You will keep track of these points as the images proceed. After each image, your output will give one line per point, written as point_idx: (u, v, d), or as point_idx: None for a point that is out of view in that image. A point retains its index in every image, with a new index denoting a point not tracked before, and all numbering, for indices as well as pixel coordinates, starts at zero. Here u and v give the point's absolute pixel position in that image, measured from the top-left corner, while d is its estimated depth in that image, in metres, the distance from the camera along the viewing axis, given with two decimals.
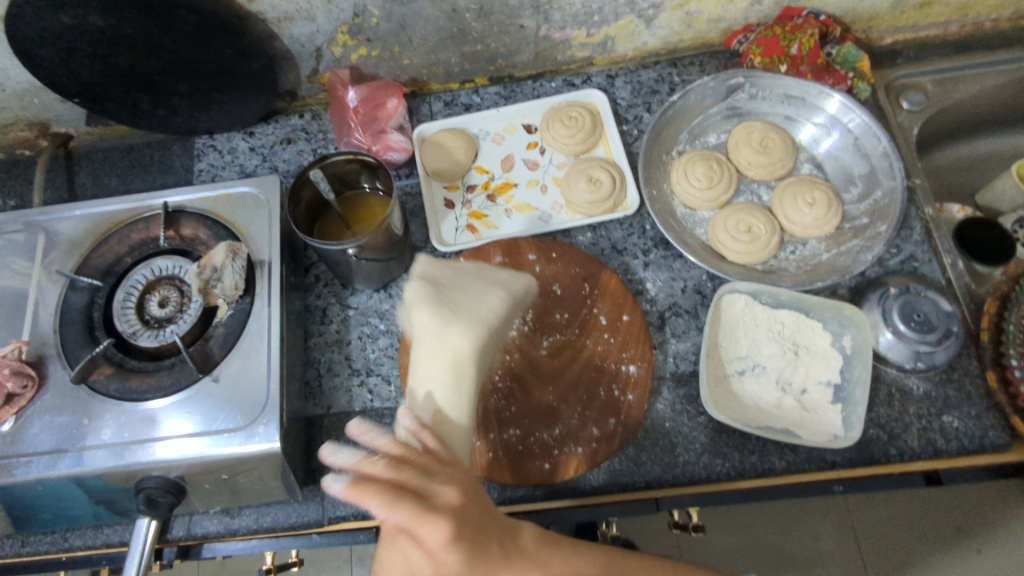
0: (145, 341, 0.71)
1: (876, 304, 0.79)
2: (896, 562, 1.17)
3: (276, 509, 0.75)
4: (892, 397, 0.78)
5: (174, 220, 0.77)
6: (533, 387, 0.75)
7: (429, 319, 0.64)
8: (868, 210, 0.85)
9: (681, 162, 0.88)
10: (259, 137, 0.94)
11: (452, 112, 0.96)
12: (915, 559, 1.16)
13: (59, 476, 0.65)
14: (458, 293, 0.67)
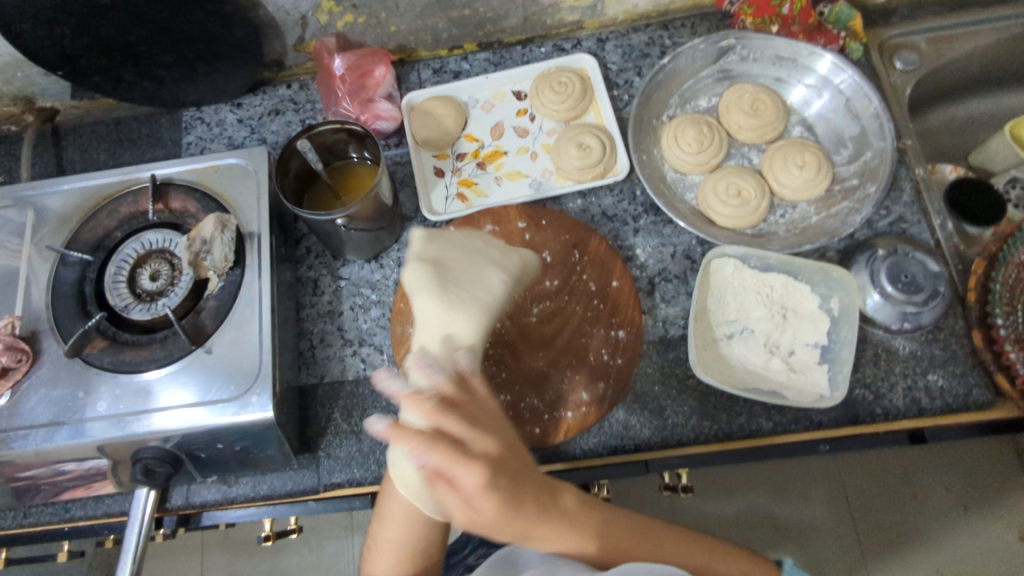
0: (137, 314, 0.72)
1: (864, 266, 0.80)
2: (885, 521, 1.20)
3: (272, 478, 0.77)
4: (879, 357, 0.80)
5: (162, 193, 0.77)
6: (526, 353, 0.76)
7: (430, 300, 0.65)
8: (858, 172, 0.84)
9: (671, 127, 0.88)
10: (247, 108, 0.93)
11: (441, 79, 0.95)
12: (905, 517, 1.19)
13: (57, 448, 0.66)
14: (461, 277, 0.68)
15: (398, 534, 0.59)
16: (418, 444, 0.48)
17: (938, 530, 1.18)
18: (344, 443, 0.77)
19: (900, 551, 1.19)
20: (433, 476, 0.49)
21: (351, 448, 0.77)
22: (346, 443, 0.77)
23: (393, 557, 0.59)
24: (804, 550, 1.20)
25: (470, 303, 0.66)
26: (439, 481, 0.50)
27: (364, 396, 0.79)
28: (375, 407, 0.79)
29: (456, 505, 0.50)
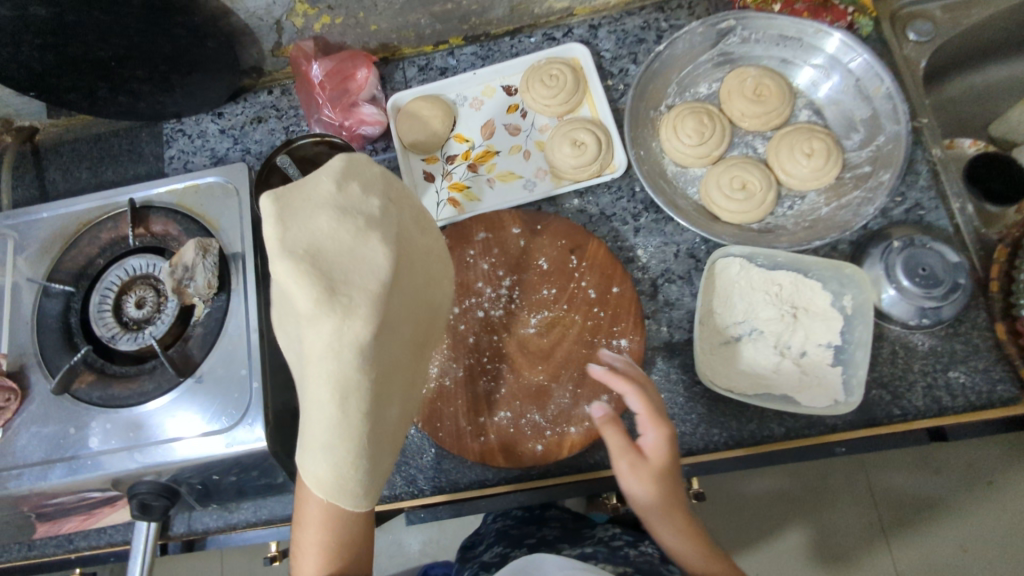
0: (124, 345, 0.70)
1: (878, 259, 0.76)
2: (905, 496, 1.18)
3: (274, 501, 0.77)
4: (896, 355, 0.76)
5: (142, 217, 0.74)
6: (496, 353, 0.75)
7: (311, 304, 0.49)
8: (870, 157, 0.80)
9: (670, 118, 0.83)
10: (228, 118, 0.90)
11: (427, 77, 0.91)
12: (926, 494, 1.17)
13: (51, 486, 0.65)
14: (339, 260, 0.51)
15: (323, 535, 0.60)
16: (628, 388, 0.64)
17: (960, 506, 1.15)
18: None
19: (921, 526, 1.16)
20: (605, 420, 0.64)
21: None
22: None
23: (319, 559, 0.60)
24: (820, 527, 1.19)
25: (362, 296, 0.51)
26: (614, 425, 0.64)
27: None
28: None
29: (622, 456, 0.62)
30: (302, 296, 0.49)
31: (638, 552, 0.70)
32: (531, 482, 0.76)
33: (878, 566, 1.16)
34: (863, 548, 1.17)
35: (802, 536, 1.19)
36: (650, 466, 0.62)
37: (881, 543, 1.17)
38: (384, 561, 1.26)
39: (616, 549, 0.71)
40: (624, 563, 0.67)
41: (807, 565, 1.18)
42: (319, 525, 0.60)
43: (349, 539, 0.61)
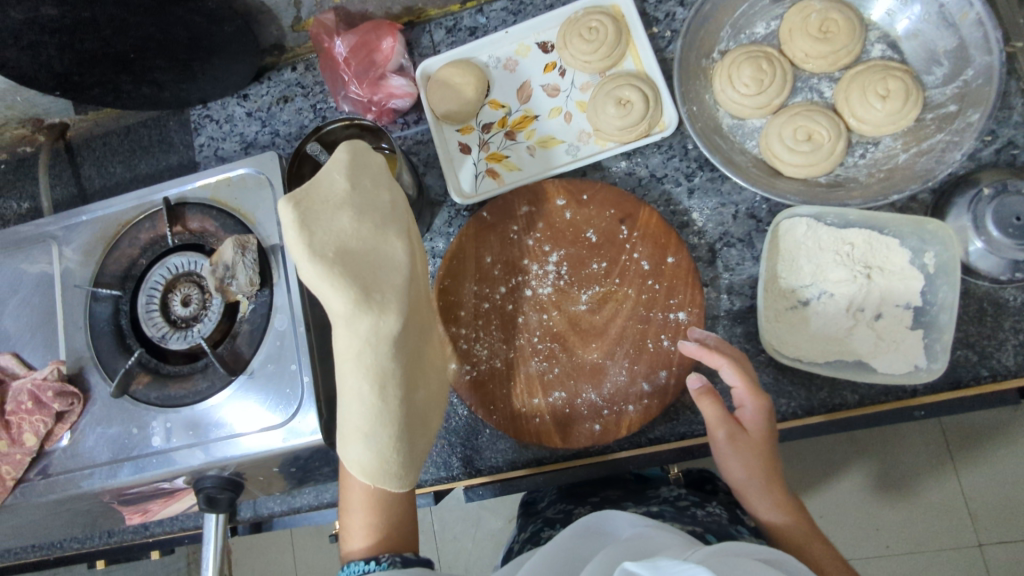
0: (175, 344, 0.69)
1: (965, 209, 0.69)
2: (977, 422, 1.08)
3: (333, 486, 0.77)
4: (984, 312, 0.69)
5: (179, 214, 0.73)
6: (533, 329, 0.72)
7: (343, 304, 0.49)
8: (955, 95, 0.71)
9: (725, 66, 0.75)
10: (254, 99, 0.89)
11: (456, 39, 0.85)
12: (1002, 421, 1.06)
13: (121, 483, 0.67)
14: (365, 256, 0.51)
15: (369, 515, 0.59)
16: (725, 359, 0.62)
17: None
18: None
19: (998, 456, 1.06)
20: (703, 391, 0.62)
21: None
22: None
23: (364, 539, 0.59)
24: (882, 457, 1.10)
25: (393, 293, 0.51)
26: (712, 397, 0.62)
27: None
28: None
29: (717, 423, 0.61)
30: (334, 298, 0.49)
31: (707, 511, 0.64)
32: (590, 459, 0.73)
33: (947, 497, 1.07)
34: (928, 474, 1.08)
35: (864, 471, 1.10)
36: (750, 438, 0.61)
37: (948, 470, 1.08)
38: (444, 520, 1.27)
39: (683, 509, 0.64)
40: (692, 523, 0.61)
41: (870, 502, 1.10)
42: (364, 507, 0.60)
43: (398, 521, 0.60)
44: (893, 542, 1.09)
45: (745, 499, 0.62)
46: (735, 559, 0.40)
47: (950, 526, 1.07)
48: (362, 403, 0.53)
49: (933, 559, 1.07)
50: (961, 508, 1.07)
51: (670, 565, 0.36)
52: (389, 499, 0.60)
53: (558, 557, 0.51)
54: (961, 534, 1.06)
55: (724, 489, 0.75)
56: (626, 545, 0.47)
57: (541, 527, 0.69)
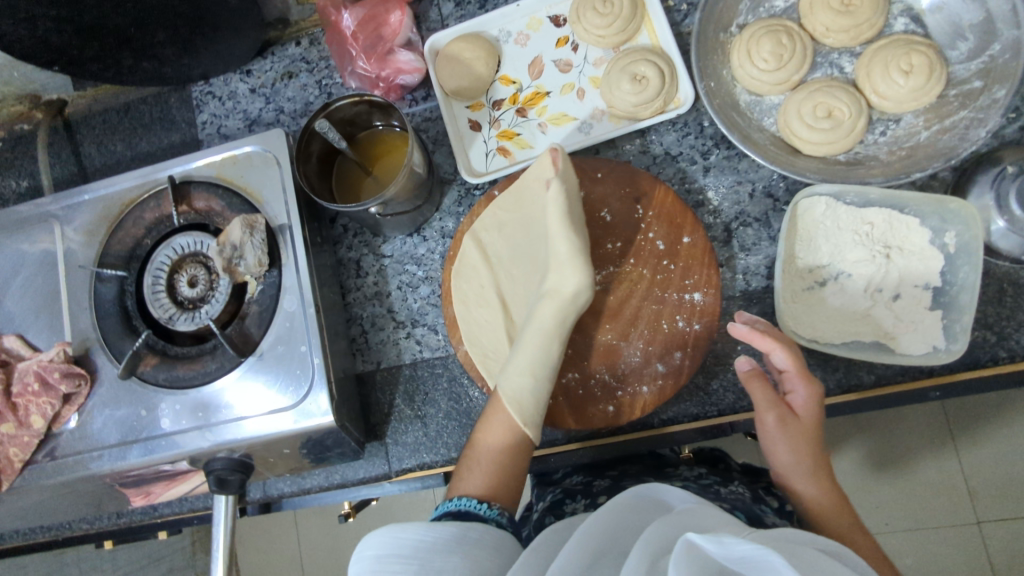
0: (182, 325, 0.68)
1: (988, 187, 0.67)
2: (981, 397, 1.03)
3: (343, 467, 0.75)
4: (1004, 293, 0.68)
5: (184, 193, 0.72)
6: None
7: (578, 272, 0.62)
8: (981, 70, 0.69)
9: (743, 40, 0.73)
10: (257, 75, 0.87)
11: (465, 13, 0.83)
12: (1007, 396, 1.01)
13: (130, 465, 0.66)
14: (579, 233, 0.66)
15: (495, 460, 0.58)
16: (777, 344, 0.60)
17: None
18: (409, 428, 0.73)
19: (1001, 435, 1.02)
20: (750, 373, 0.62)
21: (418, 433, 0.73)
22: (412, 428, 0.73)
23: (485, 479, 0.57)
24: (882, 435, 1.06)
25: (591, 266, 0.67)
26: (761, 378, 0.61)
27: (424, 379, 0.74)
28: (437, 390, 0.73)
29: (768, 407, 0.60)
30: (575, 274, 0.61)
31: (730, 489, 0.63)
32: (603, 441, 0.72)
33: (945, 473, 1.03)
34: (928, 454, 1.04)
35: (864, 444, 1.06)
36: (800, 423, 0.60)
37: (947, 450, 1.03)
38: None
39: (705, 486, 0.64)
40: (714, 500, 0.60)
41: (867, 476, 1.06)
42: (503, 448, 0.59)
43: (510, 478, 0.58)
44: (889, 516, 1.05)
45: (786, 481, 0.60)
46: (795, 544, 0.40)
47: (949, 504, 1.03)
48: (536, 346, 0.61)
49: (930, 536, 1.03)
50: (960, 482, 1.03)
51: (736, 543, 0.36)
52: (518, 451, 0.60)
53: (611, 523, 0.47)
54: (958, 511, 1.02)
55: (736, 469, 0.74)
56: (687, 518, 0.45)
57: (562, 497, 0.66)
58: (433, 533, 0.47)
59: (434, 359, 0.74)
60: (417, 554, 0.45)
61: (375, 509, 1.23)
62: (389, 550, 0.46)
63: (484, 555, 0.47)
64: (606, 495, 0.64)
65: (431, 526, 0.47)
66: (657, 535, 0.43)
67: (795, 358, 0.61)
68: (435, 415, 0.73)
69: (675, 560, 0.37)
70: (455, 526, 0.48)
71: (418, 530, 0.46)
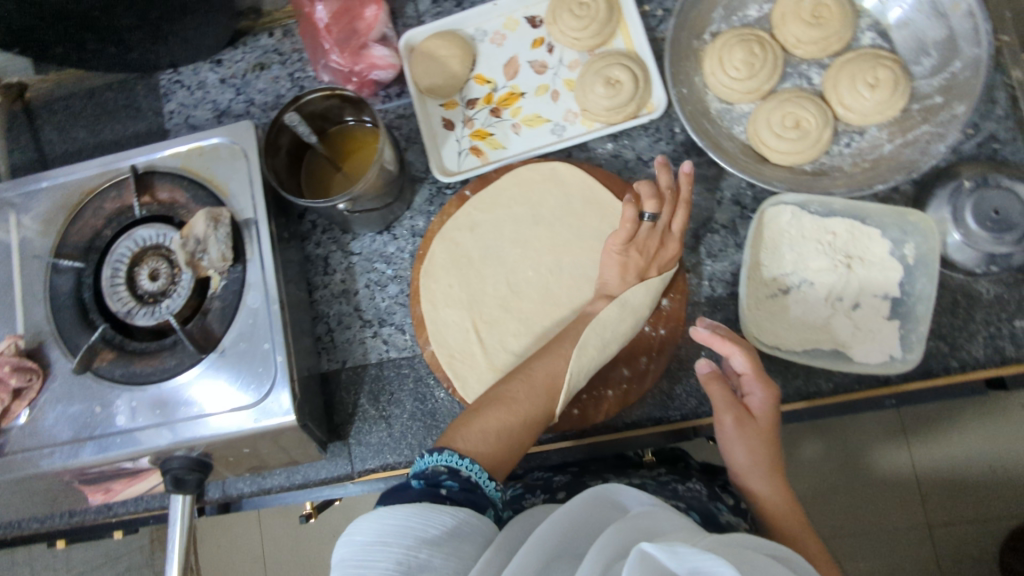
0: (142, 320, 0.66)
1: (946, 201, 0.68)
2: (935, 406, 1.06)
3: (305, 467, 0.74)
4: (958, 304, 0.70)
5: (148, 183, 0.70)
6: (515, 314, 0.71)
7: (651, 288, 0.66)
8: (942, 87, 0.71)
9: (716, 48, 0.74)
10: (228, 65, 0.86)
11: (441, 10, 0.83)
12: (959, 403, 1.04)
13: (83, 463, 0.63)
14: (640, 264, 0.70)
15: (514, 430, 0.56)
16: (737, 348, 0.62)
17: (1001, 427, 1.03)
18: (373, 429, 0.72)
19: (951, 442, 1.05)
20: (709, 376, 0.63)
21: (382, 434, 0.72)
22: (376, 429, 0.72)
23: (493, 444, 0.55)
24: (840, 437, 1.08)
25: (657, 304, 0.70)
26: (720, 381, 0.63)
27: (390, 379, 0.73)
28: (402, 390, 0.73)
29: (725, 409, 0.62)
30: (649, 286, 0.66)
31: (687, 487, 0.64)
32: (567, 443, 0.72)
33: (899, 477, 1.06)
34: (883, 456, 1.07)
35: (823, 447, 1.08)
36: (757, 424, 0.61)
37: (901, 452, 1.06)
38: None
39: (664, 483, 0.65)
40: (673, 498, 0.61)
41: (825, 479, 1.07)
42: (526, 421, 0.57)
43: (513, 453, 0.56)
44: (846, 520, 1.06)
45: (743, 483, 0.61)
46: (746, 552, 0.41)
47: (901, 505, 1.05)
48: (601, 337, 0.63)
49: (884, 539, 1.05)
50: (913, 488, 1.05)
51: (690, 553, 0.37)
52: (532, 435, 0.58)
53: (565, 526, 0.47)
54: (910, 513, 1.05)
55: (695, 466, 0.75)
56: (643, 524, 0.46)
57: (522, 491, 0.67)
58: (425, 519, 0.46)
59: (401, 359, 0.74)
60: (407, 540, 0.44)
61: (339, 507, 1.22)
62: (377, 535, 0.45)
63: (470, 550, 0.46)
64: (565, 490, 0.65)
65: (423, 512, 0.46)
66: (611, 541, 0.43)
67: (753, 361, 0.62)
68: (400, 416, 0.72)
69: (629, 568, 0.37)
70: (447, 516, 0.47)
71: (407, 518, 0.45)
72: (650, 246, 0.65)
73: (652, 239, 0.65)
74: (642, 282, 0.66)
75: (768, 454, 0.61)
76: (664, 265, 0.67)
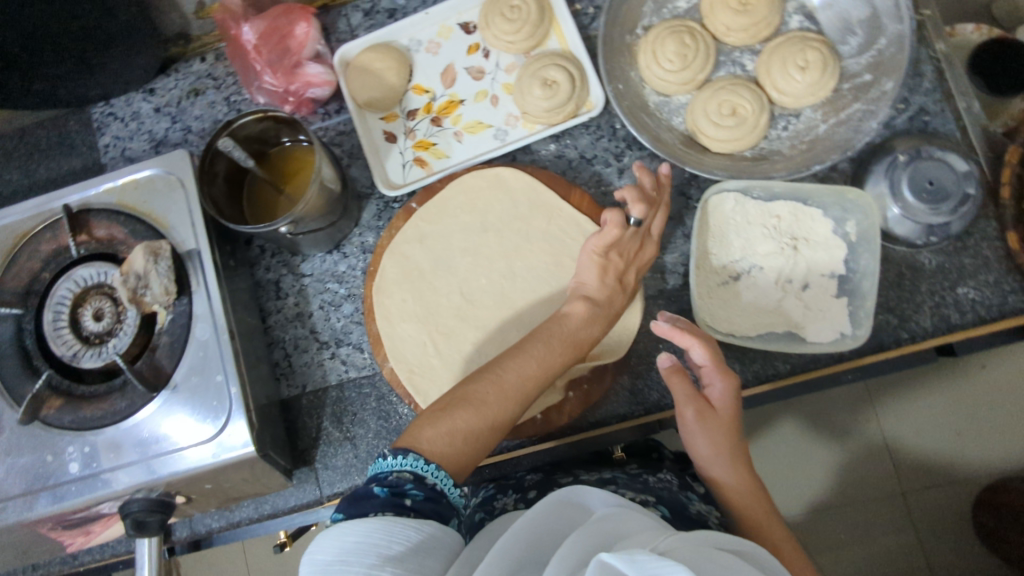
0: (88, 363, 0.64)
1: (883, 177, 0.69)
2: (900, 374, 1.08)
3: (273, 496, 0.73)
4: (902, 276, 0.71)
5: (84, 222, 0.68)
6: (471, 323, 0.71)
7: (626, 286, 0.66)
8: (869, 65, 0.72)
9: (649, 42, 0.75)
10: (161, 94, 0.84)
11: (374, 22, 0.82)
12: (920, 370, 1.07)
13: (39, 516, 0.62)
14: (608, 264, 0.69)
15: (482, 431, 0.54)
16: (695, 341, 0.62)
17: (963, 389, 1.05)
18: (339, 451, 0.71)
19: (918, 407, 1.07)
20: (670, 370, 0.64)
21: (347, 455, 0.71)
22: (341, 451, 0.71)
23: (459, 445, 0.53)
24: (808, 411, 1.10)
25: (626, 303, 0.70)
26: (680, 375, 0.63)
27: (351, 400, 0.73)
28: (365, 410, 0.72)
29: (686, 402, 0.62)
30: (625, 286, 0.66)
31: (658, 478, 0.65)
32: (534, 448, 0.72)
33: (870, 446, 1.08)
34: (852, 427, 1.09)
35: (794, 423, 1.10)
36: (718, 416, 0.62)
37: (869, 421, 1.08)
38: None
39: (635, 476, 0.65)
40: (644, 490, 0.62)
41: (798, 455, 1.09)
42: (495, 421, 0.55)
43: (478, 453, 0.54)
44: (822, 492, 1.08)
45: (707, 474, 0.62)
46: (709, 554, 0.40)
47: (873, 473, 1.07)
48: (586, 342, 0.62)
49: (861, 509, 1.07)
50: (884, 455, 1.07)
51: (650, 560, 0.36)
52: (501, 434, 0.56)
53: (530, 535, 0.47)
54: (882, 479, 1.07)
55: (670, 457, 0.76)
56: (605, 528, 0.45)
57: (493, 493, 0.67)
58: (388, 535, 0.44)
59: (361, 378, 0.73)
60: (369, 558, 0.42)
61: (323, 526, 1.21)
62: (339, 554, 0.43)
63: (434, 562, 0.45)
64: (536, 490, 0.65)
65: (386, 526, 0.44)
66: (570, 552, 0.42)
67: (712, 353, 0.63)
68: (365, 435, 0.71)
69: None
70: (411, 530, 0.45)
71: (369, 534, 0.43)
72: (631, 249, 0.65)
73: (633, 243, 0.65)
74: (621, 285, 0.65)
75: (730, 444, 0.61)
76: (642, 266, 0.67)
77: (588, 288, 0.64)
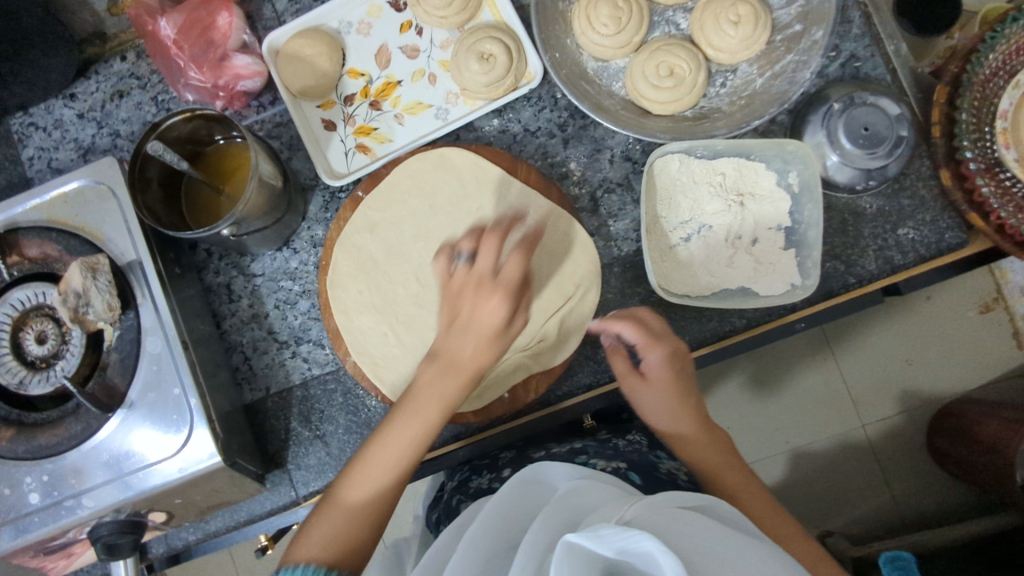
0: (36, 389, 0.61)
1: (819, 126, 0.70)
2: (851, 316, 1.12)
3: (248, 503, 0.72)
4: (845, 222, 0.74)
5: (13, 243, 0.65)
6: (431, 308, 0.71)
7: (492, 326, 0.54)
8: (800, 14, 0.73)
9: (582, 7, 0.74)
10: (83, 99, 0.80)
11: (300, 6, 0.79)
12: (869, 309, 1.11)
13: (4, 550, 0.61)
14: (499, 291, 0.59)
15: (356, 510, 0.54)
16: (616, 324, 0.64)
17: (908, 321, 1.11)
18: (310, 450, 0.71)
19: (869, 342, 1.12)
20: (611, 349, 0.67)
21: (320, 453, 0.71)
22: (313, 450, 0.71)
23: (334, 535, 0.53)
24: (768, 358, 1.14)
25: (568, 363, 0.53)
26: (616, 354, 0.66)
27: (317, 398, 0.72)
28: (333, 406, 0.72)
29: (623, 378, 0.65)
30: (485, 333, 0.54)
31: (627, 441, 0.68)
32: (505, 426, 0.73)
33: (828, 385, 1.12)
34: (810, 369, 1.13)
35: (756, 371, 1.14)
36: (656, 389, 0.63)
37: (825, 362, 1.13)
38: None
39: (604, 441, 0.68)
40: (615, 456, 0.64)
41: (762, 400, 1.13)
42: (363, 503, 0.54)
43: (361, 541, 0.53)
44: (786, 433, 1.13)
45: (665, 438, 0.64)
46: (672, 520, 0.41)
47: (833, 410, 1.12)
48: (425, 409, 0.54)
49: (824, 445, 1.12)
50: (841, 392, 1.12)
51: (613, 533, 0.36)
52: (379, 514, 0.54)
53: (499, 520, 0.48)
54: (842, 416, 1.12)
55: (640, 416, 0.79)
56: (566, 504, 0.46)
57: (468, 477, 0.69)
58: None
59: (325, 375, 0.72)
60: None
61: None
62: None
63: None
64: (510, 468, 0.67)
65: None
66: (539, 536, 0.42)
67: (637, 333, 0.63)
68: (335, 432, 0.71)
69: (558, 565, 0.36)
70: None
71: None
72: (466, 292, 0.55)
73: (469, 283, 0.55)
74: (474, 332, 0.55)
75: (677, 412, 0.62)
76: (491, 321, 0.54)
77: (436, 340, 0.57)
